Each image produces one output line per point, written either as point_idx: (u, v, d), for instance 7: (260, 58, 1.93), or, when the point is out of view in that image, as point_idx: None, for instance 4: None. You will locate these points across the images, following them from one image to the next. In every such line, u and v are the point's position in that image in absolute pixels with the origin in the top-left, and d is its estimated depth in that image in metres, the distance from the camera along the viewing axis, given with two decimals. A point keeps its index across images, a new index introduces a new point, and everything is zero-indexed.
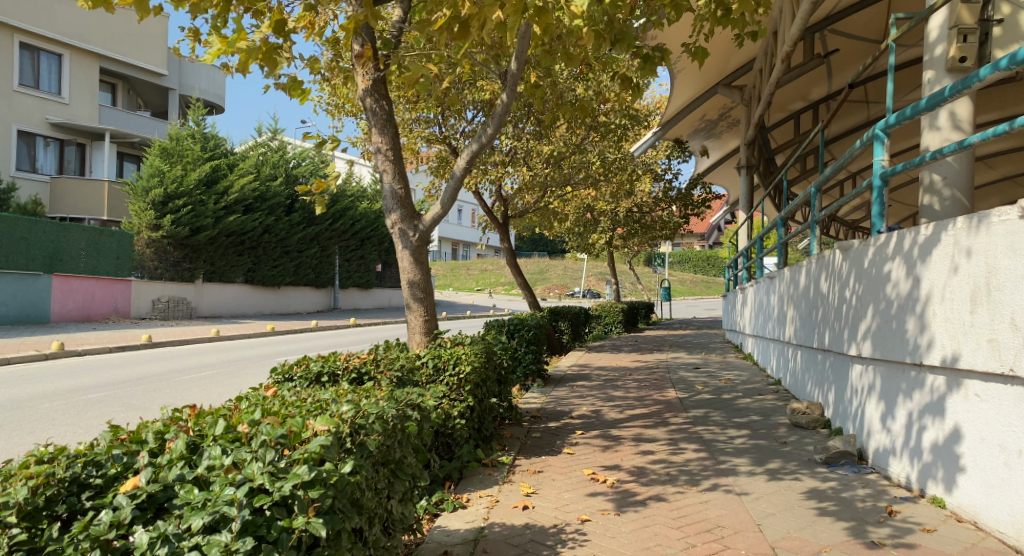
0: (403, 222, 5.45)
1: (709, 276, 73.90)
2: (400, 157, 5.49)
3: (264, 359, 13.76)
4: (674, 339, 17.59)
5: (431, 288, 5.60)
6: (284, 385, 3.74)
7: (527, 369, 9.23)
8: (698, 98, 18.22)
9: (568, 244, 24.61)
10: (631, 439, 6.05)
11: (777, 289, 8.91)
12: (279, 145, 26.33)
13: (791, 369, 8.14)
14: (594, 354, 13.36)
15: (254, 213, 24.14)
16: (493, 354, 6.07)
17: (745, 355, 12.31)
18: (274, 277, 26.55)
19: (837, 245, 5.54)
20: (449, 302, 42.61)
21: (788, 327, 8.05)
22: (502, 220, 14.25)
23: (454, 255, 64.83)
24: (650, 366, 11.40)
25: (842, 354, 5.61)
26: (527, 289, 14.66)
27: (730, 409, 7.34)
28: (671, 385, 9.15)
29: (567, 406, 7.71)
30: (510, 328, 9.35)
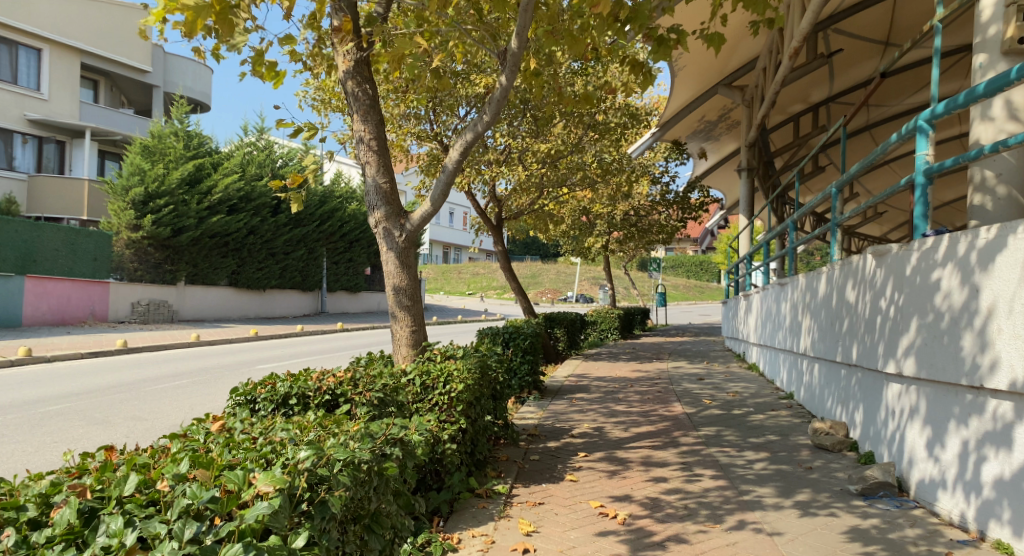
0: (387, 220, 4.87)
1: (701, 281, 73.66)
2: (385, 148, 4.90)
3: (245, 366, 13.08)
4: (671, 346, 17.08)
5: (418, 294, 5.01)
6: (240, 415, 3.12)
7: (523, 381, 8.68)
8: (698, 98, 17.78)
9: (562, 248, 24.07)
10: (640, 462, 5.50)
11: (790, 297, 8.42)
12: (266, 144, 25.68)
13: (807, 383, 7.61)
14: (591, 363, 12.82)
15: (239, 214, 23.45)
16: (488, 369, 5.51)
17: (749, 365, 11.81)
18: (260, 280, 25.84)
19: (871, 251, 4.98)
20: (440, 306, 42.02)
21: (804, 338, 7.54)
22: (495, 222, 13.69)
23: (445, 258, 64.21)
24: (651, 377, 10.87)
25: (875, 371, 5.05)
26: (521, 295, 14.06)
27: (743, 428, 6.80)
28: (675, 399, 8.61)
29: (566, 423, 7.15)
30: (506, 336, 8.81)
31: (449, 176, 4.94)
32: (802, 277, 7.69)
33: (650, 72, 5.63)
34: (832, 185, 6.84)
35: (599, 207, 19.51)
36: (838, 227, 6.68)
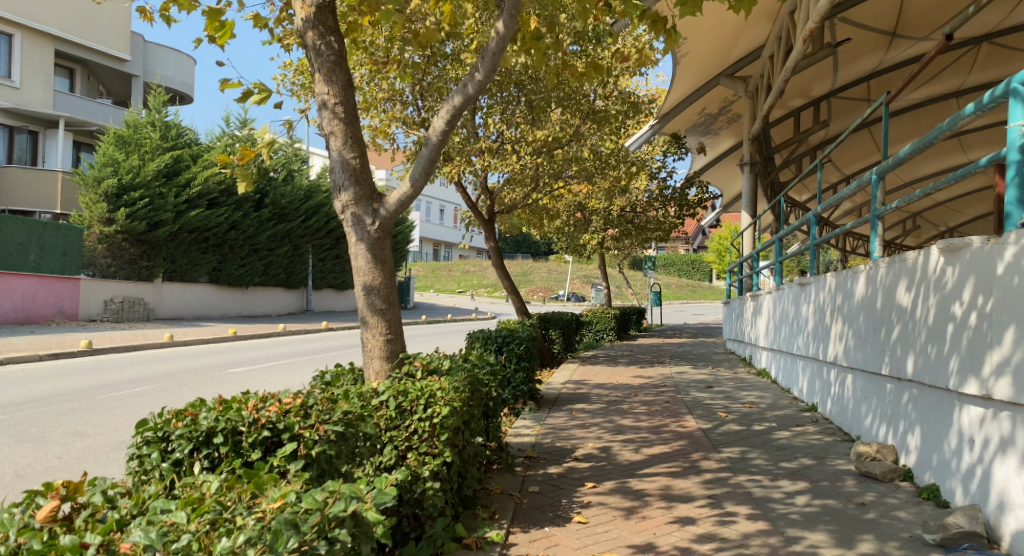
0: (356, 203, 3.99)
1: (694, 280, 73.21)
2: (355, 116, 4.05)
3: (217, 369, 12.12)
4: (671, 348, 16.23)
5: (396, 293, 4.14)
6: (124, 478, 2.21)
7: (518, 390, 7.81)
8: (699, 89, 16.99)
9: (556, 245, 23.21)
10: (658, 495, 4.66)
11: (814, 298, 7.61)
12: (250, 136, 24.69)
13: (835, 395, 6.81)
14: (589, 367, 11.96)
15: (219, 208, 22.46)
16: (479, 384, 4.65)
17: (759, 371, 11.02)
18: (242, 277, 24.85)
19: (940, 245, 4.13)
20: (430, 304, 41.12)
21: (834, 345, 6.72)
22: (488, 216, 12.80)
23: (436, 255, 63.24)
24: (655, 384, 10.02)
25: (944, 390, 4.20)
26: (515, 294, 13.16)
27: (771, 448, 5.98)
28: (686, 411, 7.78)
29: (569, 442, 6.28)
30: (499, 340, 8.01)
31: (433, 152, 4.07)
32: (831, 276, 6.89)
33: (672, 31, 4.81)
34: (871, 172, 6.03)
35: (595, 198, 18.69)
36: (879, 218, 5.86)
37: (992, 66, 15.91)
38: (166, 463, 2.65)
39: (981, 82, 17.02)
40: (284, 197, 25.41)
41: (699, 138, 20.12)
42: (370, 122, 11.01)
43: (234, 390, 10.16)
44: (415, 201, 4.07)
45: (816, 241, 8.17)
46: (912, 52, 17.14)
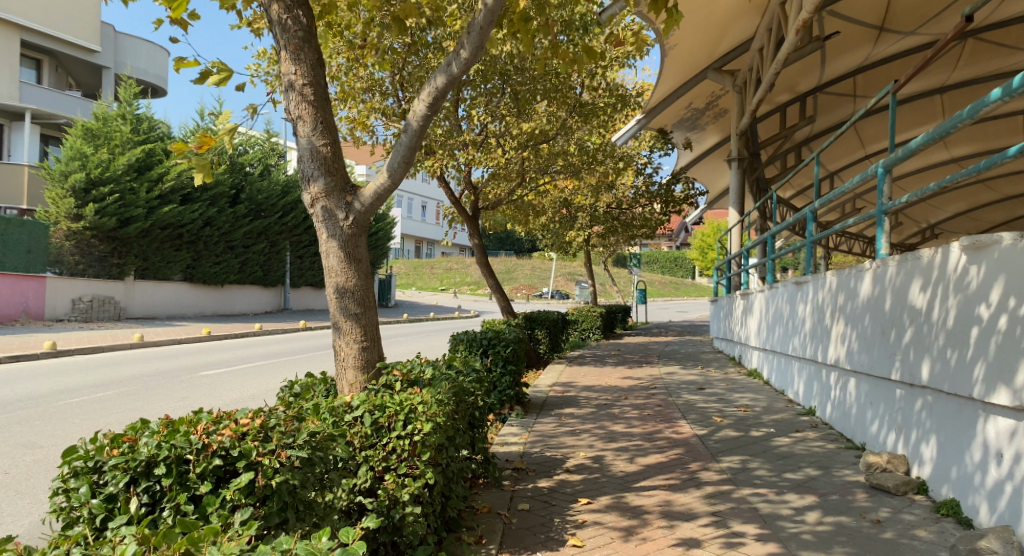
0: (327, 195, 3.59)
1: (676, 277, 73.43)
2: (326, 98, 3.64)
3: (188, 372, 11.59)
4: (658, 347, 15.94)
5: (373, 296, 3.74)
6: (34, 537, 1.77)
7: (504, 395, 7.47)
8: (686, 84, 16.72)
9: (540, 242, 22.87)
10: (658, 511, 4.32)
11: (812, 297, 7.33)
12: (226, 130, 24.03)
13: (835, 399, 6.54)
14: (576, 368, 11.62)
15: (193, 204, 21.83)
16: (464, 393, 4.29)
17: (749, 372, 10.77)
18: (217, 275, 24.20)
19: (964, 242, 3.81)
20: (412, 302, 40.61)
21: (834, 348, 6.45)
22: (471, 212, 12.40)
23: (417, 253, 62.67)
24: (645, 386, 9.70)
25: (967, 398, 3.89)
26: (500, 293, 12.78)
27: (773, 456, 5.67)
28: (680, 415, 7.47)
29: (559, 451, 5.92)
30: (484, 343, 7.64)
31: (413, 140, 3.67)
32: (831, 274, 6.60)
33: (674, 12, 4.45)
34: (876, 165, 5.74)
35: (581, 193, 18.27)
36: (884, 214, 5.58)
37: (977, 63, 15.93)
38: (96, 499, 2.18)
39: (966, 79, 16.99)
40: (260, 193, 24.80)
41: (685, 134, 19.86)
42: (348, 113, 10.56)
43: (208, 394, 9.69)
44: (393, 193, 3.67)
45: (812, 240, 7.91)
46: (898, 48, 17.07)
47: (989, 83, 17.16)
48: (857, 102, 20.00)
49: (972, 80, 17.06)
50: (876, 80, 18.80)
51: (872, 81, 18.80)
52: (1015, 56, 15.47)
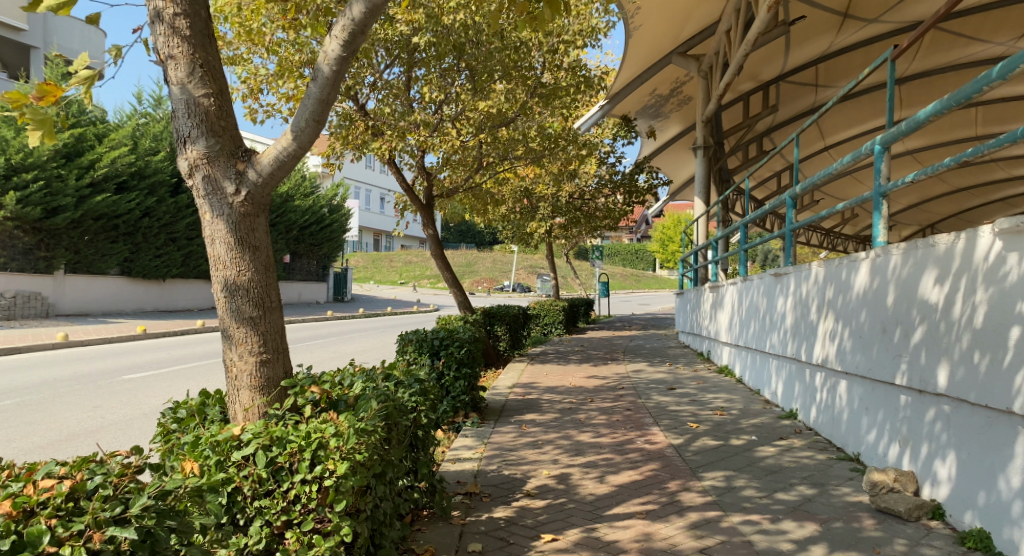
0: (210, 161, 2.95)
1: (638, 269, 73.67)
2: (210, 36, 3.00)
3: (111, 375, 10.46)
4: (624, 342, 15.36)
5: (277, 291, 3.08)
6: None
7: (458, 402, 6.72)
8: (651, 69, 16.14)
9: (501, 233, 22.08)
10: (636, 549, 3.59)
11: (794, 290, 6.74)
12: (165, 116, 22.61)
13: (822, 402, 5.95)
14: (538, 367, 10.90)
15: (129, 192, 20.41)
16: (401, 411, 3.45)
17: (720, 369, 10.22)
18: (158, 269, 22.76)
19: (997, 228, 3.21)
20: (369, 297, 39.41)
21: (821, 346, 5.87)
22: (426, 201, 11.54)
23: (376, 246, 61.62)
24: (612, 387, 9.03)
25: (996, 413, 3.30)
26: (457, 287, 11.97)
27: (761, 471, 5.01)
28: (652, 421, 6.80)
29: (519, 469, 5.16)
30: (435, 344, 6.84)
31: (323, 93, 3.00)
32: (817, 264, 6.01)
33: None
34: (875, 142, 5.11)
35: (542, 181, 17.55)
36: (882, 196, 4.96)
37: (936, 53, 15.87)
38: None
39: (927, 69, 16.91)
40: None
41: (649, 122, 19.24)
42: (286, 90, 9.64)
43: (129, 401, 8.65)
44: (295, 163, 3.05)
45: (792, 227, 7.32)
46: (861, 37, 16.87)
47: (948, 73, 17.14)
48: (819, 91, 19.88)
49: (932, 69, 16.98)
50: (838, 68, 18.62)
51: (834, 69, 18.62)
52: (974, 46, 15.43)
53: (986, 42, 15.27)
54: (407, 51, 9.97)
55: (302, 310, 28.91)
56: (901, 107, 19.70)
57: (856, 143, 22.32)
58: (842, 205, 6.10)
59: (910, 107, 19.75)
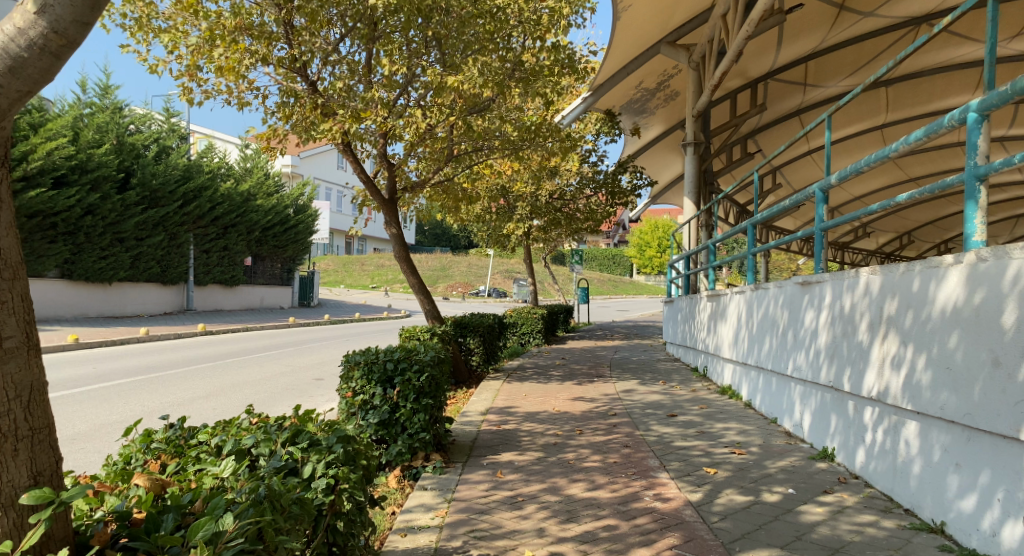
0: None
1: (615, 274, 72.97)
2: None
3: None
4: (608, 354, 14.11)
5: (22, 300, 2.10)
6: None
7: (416, 441, 5.37)
8: (637, 59, 14.98)
9: (476, 235, 20.70)
10: None
11: (833, 302, 5.48)
12: (113, 106, 20.96)
13: (878, 447, 4.69)
14: (515, 386, 9.55)
15: (67, 188, 18.68)
16: (286, 513, 2.09)
17: (722, 389, 9.04)
18: (102, 272, 20.95)
19: None
20: (337, 301, 37.75)
21: (872, 374, 4.68)
22: (390, 197, 10.15)
23: (347, 249, 59.97)
24: (603, 413, 7.72)
25: None
26: (425, 295, 10.57)
27: (820, 549, 3.70)
28: (660, 465, 5.49)
29: (491, 547, 3.77)
30: (389, 370, 5.43)
31: None
32: (871, 269, 4.75)
33: None
34: (964, 110, 3.85)
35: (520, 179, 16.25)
36: (975, 181, 3.71)
37: (927, 53, 15.15)
38: None
39: (917, 69, 16.21)
40: (154, 177, 21.65)
41: (633, 118, 18.08)
42: (217, 61, 8.22)
43: None
44: (40, 60, 1.95)
45: (821, 226, 6.08)
46: (855, 32, 15.88)
47: (936, 73, 16.55)
48: (807, 91, 18.96)
49: (922, 70, 16.31)
50: (827, 67, 17.68)
51: (823, 67, 17.64)
52: (966, 47, 14.79)
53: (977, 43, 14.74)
54: (365, 20, 8.66)
55: (263, 316, 27.23)
56: (886, 111, 18.97)
57: (840, 147, 21.59)
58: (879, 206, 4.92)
59: (894, 111, 19.10)
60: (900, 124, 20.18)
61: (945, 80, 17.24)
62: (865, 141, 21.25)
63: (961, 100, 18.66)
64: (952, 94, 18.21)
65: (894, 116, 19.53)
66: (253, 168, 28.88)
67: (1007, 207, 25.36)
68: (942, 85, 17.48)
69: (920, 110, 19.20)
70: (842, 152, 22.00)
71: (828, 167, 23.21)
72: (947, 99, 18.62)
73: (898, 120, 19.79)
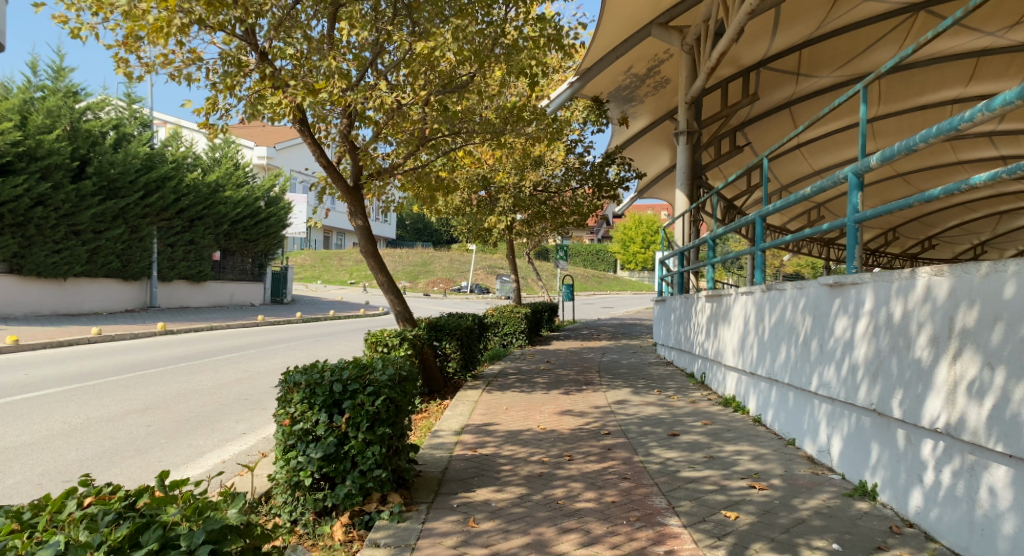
0: None
1: (599, 270, 72.31)
2: None
3: None
4: (596, 357, 13.18)
5: None
6: None
7: (369, 481, 4.37)
8: (628, 41, 13.98)
9: (456, 229, 19.64)
10: None
11: (876, 307, 4.53)
12: (67, 90, 19.62)
13: (942, 493, 3.75)
14: (495, 396, 8.57)
15: (14, 176, 17.36)
16: None
17: (725, 401, 8.15)
18: (56, 267, 19.61)
19: None
20: (313, 298, 36.48)
21: (937, 400, 3.74)
22: (355, 185, 9.11)
23: (325, 244, 58.47)
24: (595, 431, 6.76)
25: None
26: (395, 295, 9.52)
27: None
28: (669, 506, 4.51)
29: None
30: (335, 393, 4.41)
31: None
32: (935, 270, 3.80)
33: None
34: None
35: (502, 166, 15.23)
36: None
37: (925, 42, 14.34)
38: None
39: (911, 60, 15.43)
40: (114, 166, 20.36)
41: (621, 107, 17.11)
42: (149, 24, 7.10)
43: None
44: None
45: (854, 217, 5.13)
46: (851, 19, 15.01)
47: (932, 64, 15.78)
48: (799, 81, 18.11)
49: (917, 61, 15.55)
50: (821, 56, 16.84)
51: (818, 56, 16.79)
52: (964, 37, 14.02)
53: (973, 32, 13.94)
54: None
55: (231, 313, 25.91)
56: (876, 105, 18.11)
57: (829, 142, 20.77)
58: (939, 189, 3.99)
59: (886, 104, 18.27)
60: (890, 118, 19.40)
61: (938, 72, 16.51)
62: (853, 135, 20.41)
63: (953, 92, 17.97)
64: (944, 87, 17.49)
65: (884, 109, 18.72)
66: (221, 158, 27.65)
67: (993, 204, 24.90)
68: (936, 77, 16.71)
69: (911, 103, 18.47)
70: (832, 147, 21.20)
71: (816, 161, 22.47)
72: (940, 92, 17.86)
73: (888, 113, 18.98)
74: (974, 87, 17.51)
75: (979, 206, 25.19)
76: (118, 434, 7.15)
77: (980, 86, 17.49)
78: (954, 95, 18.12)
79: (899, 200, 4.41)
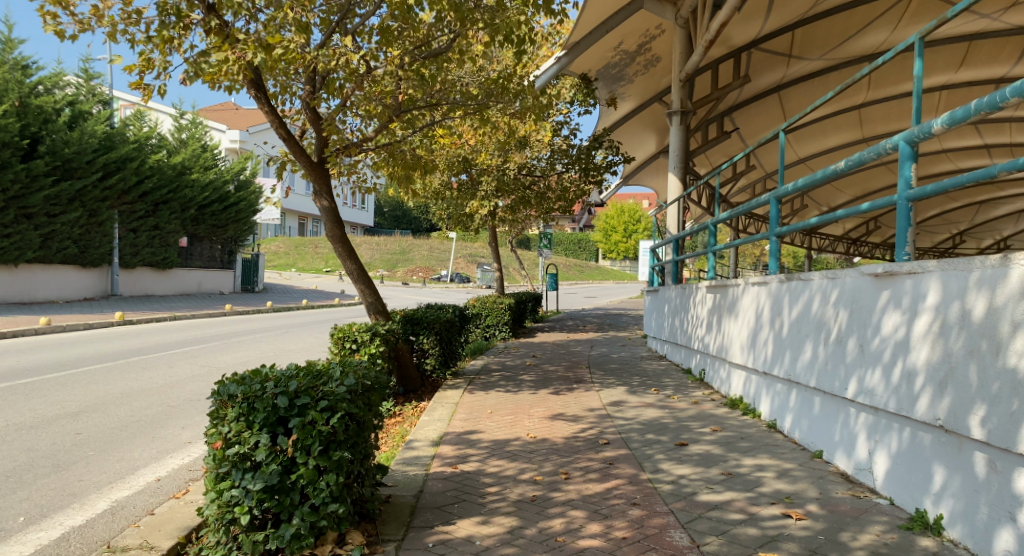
0: None
1: (580, 259, 71.72)
2: None
3: None
4: (583, 350, 12.39)
5: None
6: None
7: (323, 518, 3.49)
8: (618, 14, 13.06)
9: (436, 214, 18.71)
10: None
11: (944, 302, 3.72)
12: (15, 63, 18.24)
13: None
14: (478, 396, 7.71)
15: None
16: None
17: (731, 402, 7.37)
18: (7, 253, 18.36)
19: None
20: (287, 286, 35.30)
21: None
22: (320, 160, 8.15)
23: (301, 231, 57.00)
24: (593, 440, 5.92)
25: None
26: (366, 285, 8.58)
27: None
28: (692, 545, 3.67)
29: None
30: (282, 409, 3.50)
31: None
32: None
33: None
34: None
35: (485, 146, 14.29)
36: None
37: None
38: None
39: None
40: (68, 146, 19.03)
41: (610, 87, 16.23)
42: None
43: None
44: None
45: (906, 195, 4.27)
46: None
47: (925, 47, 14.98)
48: (790, 63, 17.29)
49: None
50: (813, 36, 16.00)
51: (811, 36, 15.95)
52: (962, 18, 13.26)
53: (971, 14, 13.18)
54: None
55: (198, 302, 24.74)
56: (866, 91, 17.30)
57: (816, 128, 20.01)
58: None
59: (876, 90, 17.26)
60: (878, 105, 18.52)
61: (930, 55, 15.75)
62: (841, 121, 19.65)
63: (943, 78, 17.22)
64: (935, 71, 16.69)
65: (872, 96, 17.76)
66: (188, 139, 26.33)
67: (975, 194, 24.44)
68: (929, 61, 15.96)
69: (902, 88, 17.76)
70: (819, 134, 20.47)
71: (802, 149, 21.75)
72: (932, 77, 17.12)
73: (875, 100, 18.03)
74: (965, 72, 16.71)
75: (962, 195, 24.70)
76: (45, 441, 6.20)
77: (971, 72, 16.71)
78: (944, 81, 17.39)
79: (976, 170, 3.54)
